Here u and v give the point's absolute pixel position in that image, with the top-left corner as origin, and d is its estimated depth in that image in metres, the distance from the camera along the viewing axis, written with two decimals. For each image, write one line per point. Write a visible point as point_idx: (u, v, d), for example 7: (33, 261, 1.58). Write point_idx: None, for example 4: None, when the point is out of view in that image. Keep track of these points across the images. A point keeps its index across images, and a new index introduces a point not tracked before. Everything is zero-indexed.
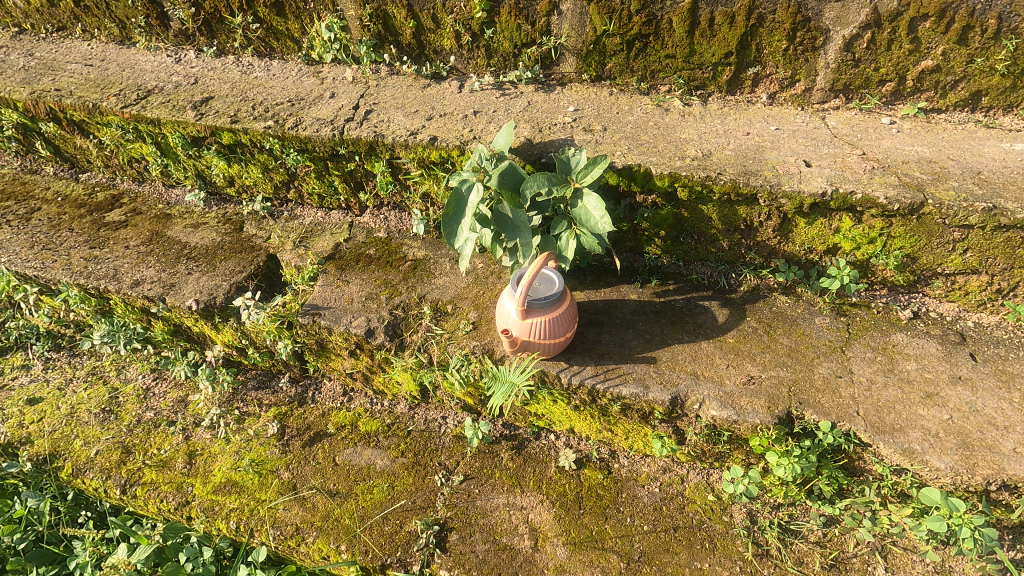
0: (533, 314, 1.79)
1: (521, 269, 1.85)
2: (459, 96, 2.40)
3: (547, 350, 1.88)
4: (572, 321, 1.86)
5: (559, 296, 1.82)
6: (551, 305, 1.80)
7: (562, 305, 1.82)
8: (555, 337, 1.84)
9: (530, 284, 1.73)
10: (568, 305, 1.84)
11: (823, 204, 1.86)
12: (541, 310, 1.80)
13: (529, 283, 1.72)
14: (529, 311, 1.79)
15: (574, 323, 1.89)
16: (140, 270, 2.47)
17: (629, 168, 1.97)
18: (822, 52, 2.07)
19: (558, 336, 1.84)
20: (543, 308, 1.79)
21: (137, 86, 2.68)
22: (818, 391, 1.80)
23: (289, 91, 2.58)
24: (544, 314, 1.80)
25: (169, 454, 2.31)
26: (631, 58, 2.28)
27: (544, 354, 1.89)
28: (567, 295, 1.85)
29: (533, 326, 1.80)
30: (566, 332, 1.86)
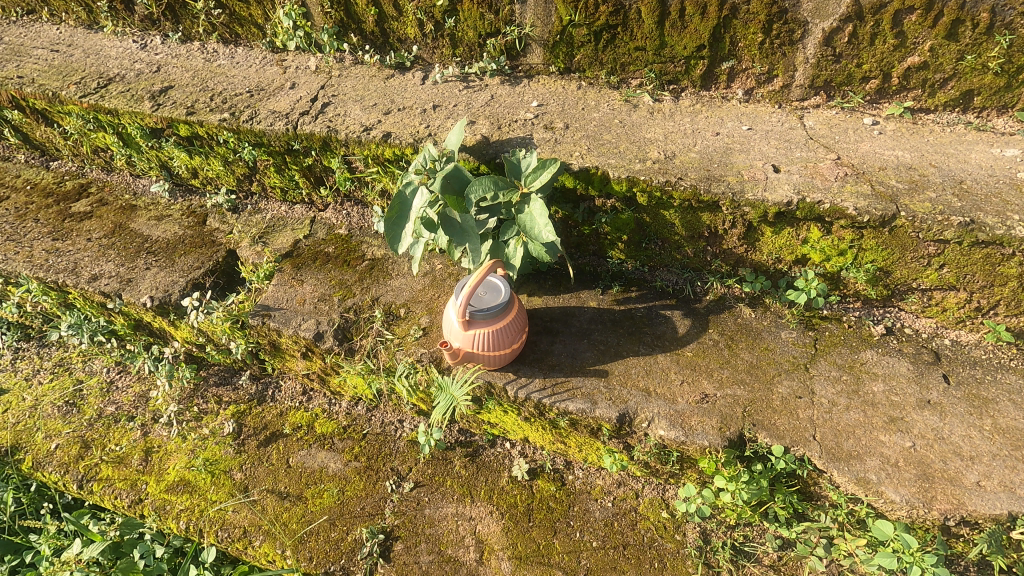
0: (475, 324, 1.72)
1: (466, 277, 1.78)
2: (420, 88, 2.29)
3: (493, 362, 1.81)
4: (519, 333, 1.78)
5: (505, 305, 1.73)
6: (495, 316, 1.72)
7: (507, 316, 1.74)
8: (499, 348, 1.76)
9: (471, 292, 1.65)
10: (515, 316, 1.76)
11: (789, 214, 1.74)
12: (484, 320, 1.72)
13: (469, 291, 1.65)
14: (471, 321, 1.71)
15: (522, 336, 1.80)
16: (100, 264, 2.44)
17: (586, 171, 1.87)
18: (801, 46, 1.93)
19: (503, 348, 1.76)
20: (486, 318, 1.71)
21: (99, 74, 2.63)
22: (774, 413, 1.71)
23: (250, 80, 2.49)
24: (488, 325, 1.72)
25: (126, 450, 2.29)
26: (599, 49, 2.15)
27: (490, 366, 1.81)
28: (514, 306, 1.77)
29: (476, 336, 1.73)
30: (512, 344, 1.78)
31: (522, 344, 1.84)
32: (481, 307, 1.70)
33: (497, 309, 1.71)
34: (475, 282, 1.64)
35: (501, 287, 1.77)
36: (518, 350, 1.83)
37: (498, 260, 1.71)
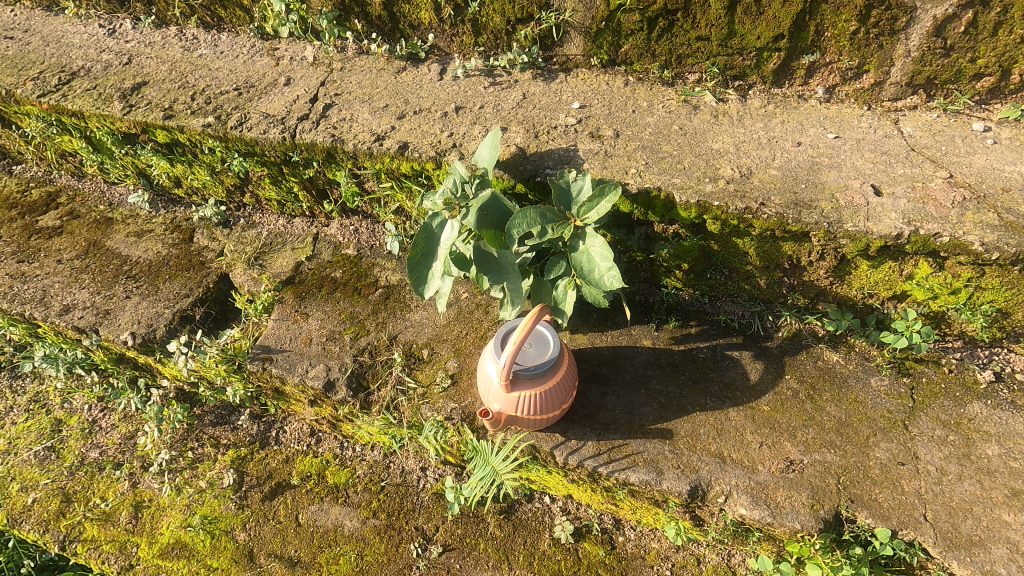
0: (517, 385, 1.44)
1: (505, 327, 1.48)
2: (438, 85, 1.95)
3: (538, 424, 1.53)
4: (569, 391, 1.50)
5: (555, 362, 1.45)
6: (542, 374, 1.44)
7: (556, 372, 1.46)
8: (547, 411, 1.48)
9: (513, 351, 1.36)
10: (564, 372, 1.48)
11: (897, 248, 1.45)
12: (529, 380, 1.43)
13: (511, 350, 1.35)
14: (514, 382, 1.43)
15: (572, 393, 1.53)
16: (72, 292, 2.12)
17: (646, 193, 1.56)
18: (903, 37, 1.59)
19: (551, 410, 1.49)
20: (531, 378, 1.43)
21: (60, 68, 2.26)
22: (873, 485, 1.46)
23: (237, 75, 2.14)
24: (534, 385, 1.44)
25: (113, 506, 2.03)
26: (652, 39, 1.80)
27: (533, 428, 1.55)
28: (562, 359, 1.49)
29: (519, 399, 1.45)
30: (562, 404, 1.50)
31: (572, 401, 1.56)
32: (525, 365, 1.42)
33: (544, 366, 1.43)
34: (518, 339, 1.35)
35: (547, 337, 1.48)
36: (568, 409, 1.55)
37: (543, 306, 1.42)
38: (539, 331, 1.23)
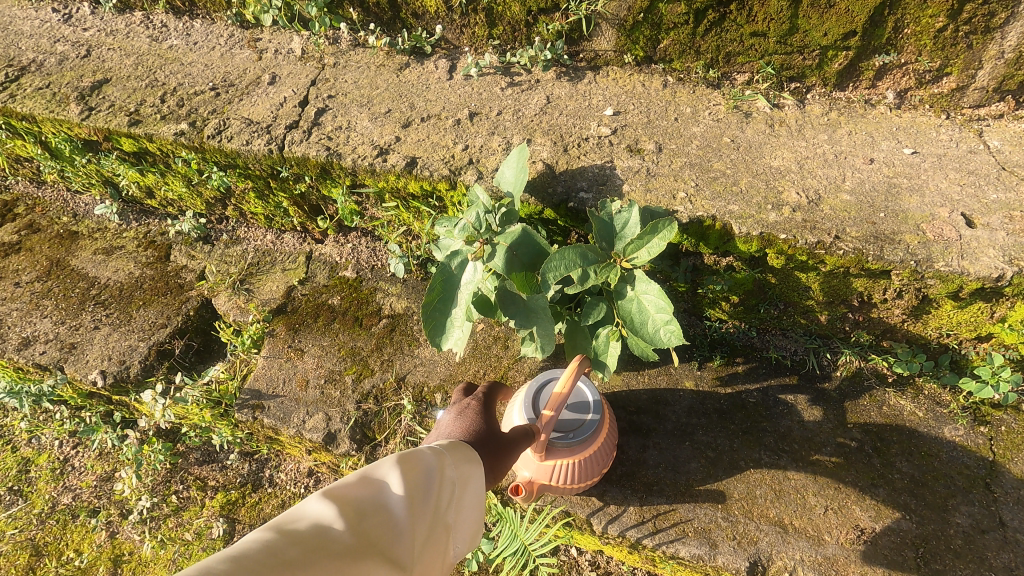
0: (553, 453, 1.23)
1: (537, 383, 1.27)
2: (448, 85, 1.69)
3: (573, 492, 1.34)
4: (608, 454, 1.31)
5: (594, 429, 1.26)
6: (581, 438, 1.24)
7: (597, 435, 1.26)
8: (585, 479, 1.29)
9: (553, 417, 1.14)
10: (605, 433, 1.29)
11: (993, 290, 1.24)
12: (566, 447, 1.22)
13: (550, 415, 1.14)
14: (549, 450, 1.21)
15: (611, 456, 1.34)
16: (32, 321, 1.87)
17: (699, 223, 1.34)
18: (998, 36, 1.36)
19: (589, 477, 1.29)
20: (569, 444, 1.22)
21: (7, 61, 1.96)
22: (956, 558, 1.28)
23: (214, 71, 1.86)
24: (572, 452, 1.24)
25: (89, 561, 1.82)
26: (698, 34, 1.55)
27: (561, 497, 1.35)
28: (602, 418, 1.29)
29: (555, 468, 1.25)
30: (601, 470, 1.31)
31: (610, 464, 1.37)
32: (563, 430, 1.21)
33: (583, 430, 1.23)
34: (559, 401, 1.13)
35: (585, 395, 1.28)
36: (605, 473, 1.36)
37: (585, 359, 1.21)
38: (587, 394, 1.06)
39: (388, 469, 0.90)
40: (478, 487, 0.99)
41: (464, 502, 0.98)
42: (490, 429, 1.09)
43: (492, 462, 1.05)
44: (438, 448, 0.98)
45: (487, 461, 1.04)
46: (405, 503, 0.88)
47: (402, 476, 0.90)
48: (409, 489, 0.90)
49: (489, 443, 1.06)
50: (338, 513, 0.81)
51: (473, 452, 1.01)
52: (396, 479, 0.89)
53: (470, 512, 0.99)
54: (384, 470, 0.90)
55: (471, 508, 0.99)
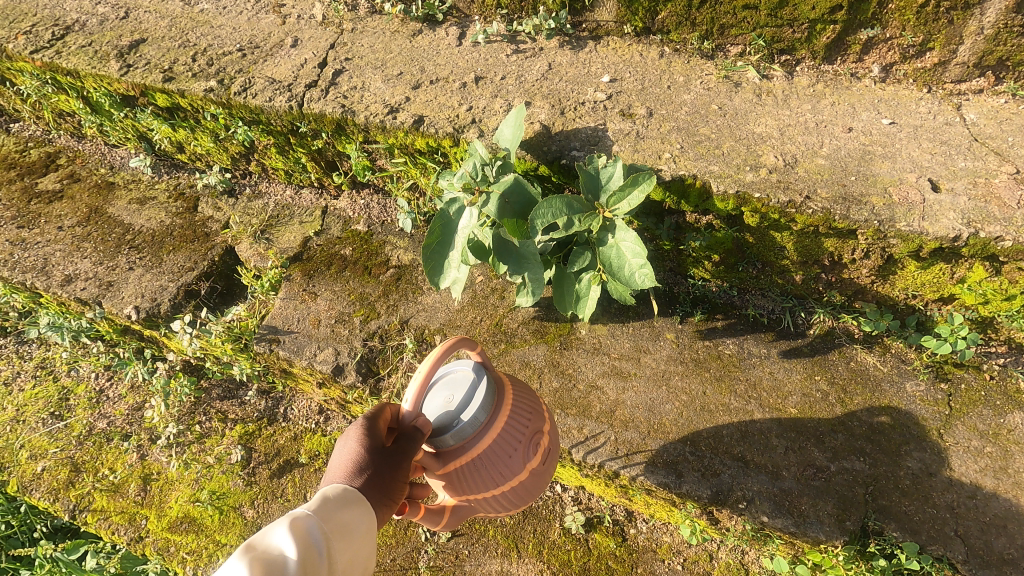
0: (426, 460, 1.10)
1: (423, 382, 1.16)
2: (457, 51, 1.80)
3: (503, 498, 1.22)
4: (521, 440, 1.16)
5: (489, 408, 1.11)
6: (474, 427, 1.10)
7: (496, 417, 1.12)
8: (501, 477, 1.16)
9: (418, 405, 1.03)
10: (508, 417, 1.14)
11: (952, 250, 1.33)
12: (456, 441, 1.08)
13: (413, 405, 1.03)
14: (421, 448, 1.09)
15: (531, 439, 1.18)
16: (74, 261, 2.06)
17: (680, 182, 1.44)
18: (978, 12, 1.43)
19: (506, 472, 1.16)
20: (462, 436, 1.08)
21: (53, 21, 2.13)
22: (903, 496, 1.40)
23: (241, 33, 2.00)
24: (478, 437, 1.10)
25: (121, 477, 2.03)
26: (693, 5, 1.64)
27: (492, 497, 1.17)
28: (502, 398, 1.15)
29: (453, 475, 1.12)
30: (518, 459, 1.17)
31: (536, 451, 1.21)
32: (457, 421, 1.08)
33: (474, 415, 1.08)
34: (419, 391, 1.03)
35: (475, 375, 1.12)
36: (536, 466, 1.21)
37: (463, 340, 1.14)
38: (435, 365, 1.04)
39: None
40: (365, 533, 0.86)
41: (350, 556, 0.86)
42: (375, 452, 0.92)
43: (381, 491, 0.90)
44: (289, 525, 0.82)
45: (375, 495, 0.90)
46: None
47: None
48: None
49: (375, 471, 0.91)
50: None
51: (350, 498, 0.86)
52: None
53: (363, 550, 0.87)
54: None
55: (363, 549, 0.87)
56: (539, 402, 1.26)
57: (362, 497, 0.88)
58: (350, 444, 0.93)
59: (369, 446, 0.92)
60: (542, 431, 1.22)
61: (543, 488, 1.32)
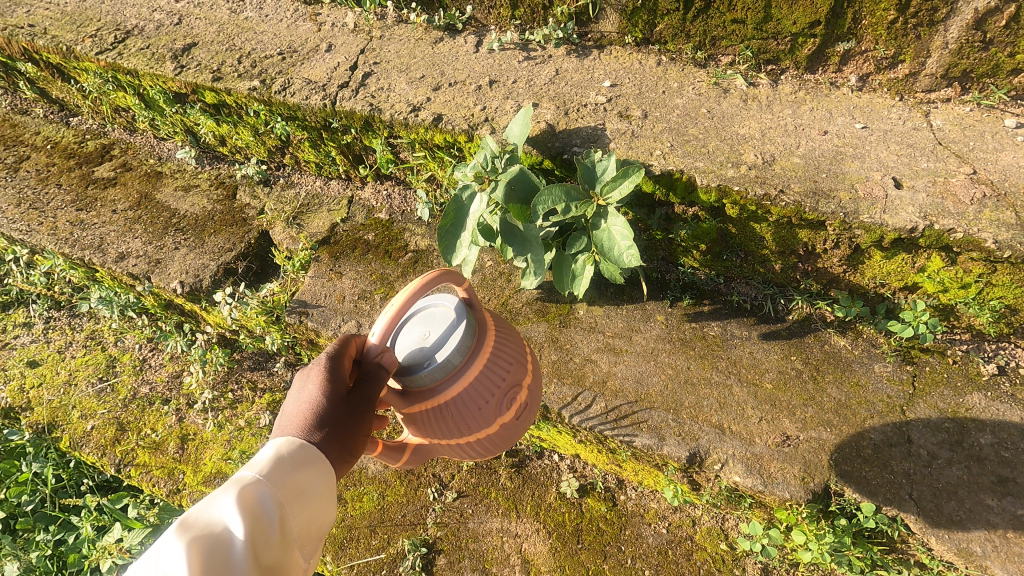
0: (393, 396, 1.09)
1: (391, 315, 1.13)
2: (474, 57, 2.00)
3: (468, 446, 1.23)
4: (495, 392, 1.15)
5: (463, 355, 1.09)
6: (445, 371, 1.08)
7: (470, 364, 1.10)
8: (469, 426, 1.15)
9: (384, 339, 1.00)
10: (485, 365, 1.12)
11: (910, 241, 1.49)
12: (426, 383, 1.07)
13: (380, 339, 1.00)
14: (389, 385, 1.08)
15: (506, 392, 1.18)
16: (126, 240, 2.29)
17: (668, 176, 1.62)
18: (942, 28, 1.59)
19: (475, 422, 1.16)
20: (433, 377, 1.06)
21: (116, 26, 2.39)
22: (864, 463, 1.54)
23: (281, 39, 2.22)
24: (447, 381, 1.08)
25: (162, 436, 2.24)
26: (687, 19, 1.83)
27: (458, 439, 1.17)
28: (481, 344, 1.13)
29: (419, 416, 1.11)
30: (489, 411, 1.16)
31: (510, 404, 1.20)
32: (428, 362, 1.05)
33: (449, 357, 1.06)
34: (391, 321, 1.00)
35: (454, 315, 1.10)
36: (506, 421, 1.22)
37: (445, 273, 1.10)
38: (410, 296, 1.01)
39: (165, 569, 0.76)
40: (325, 487, 0.86)
41: (311, 506, 0.87)
42: (334, 403, 0.89)
43: (340, 450, 0.88)
44: (236, 499, 0.81)
45: (334, 447, 0.88)
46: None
47: (190, 566, 0.76)
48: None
49: (335, 427, 0.88)
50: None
51: (307, 458, 0.85)
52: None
53: (324, 500, 0.88)
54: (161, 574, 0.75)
55: (324, 501, 0.88)
56: (522, 354, 1.24)
57: (320, 458, 0.86)
58: (313, 389, 0.89)
59: (332, 395, 0.89)
60: (520, 385, 1.21)
61: (512, 441, 1.32)
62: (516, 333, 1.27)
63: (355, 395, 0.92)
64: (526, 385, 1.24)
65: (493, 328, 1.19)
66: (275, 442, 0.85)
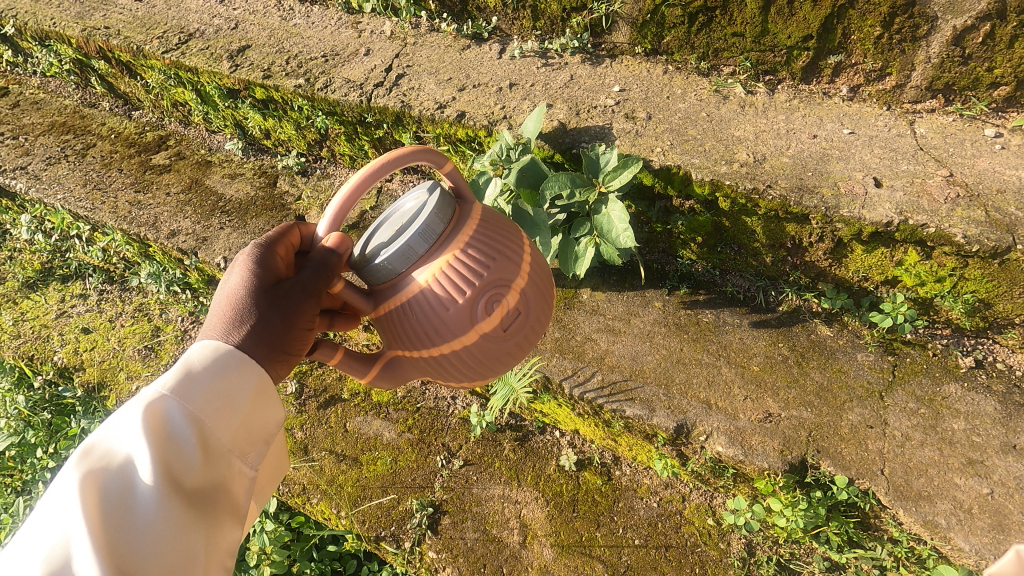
0: (356, 296, 1.16)
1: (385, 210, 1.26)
2: (497, 63, 2.20)
3: (453, 358, 1.23)
4: (467, 292, 1.15)
5: (422, 246, 1.13)
6: (407, 263, 1.14)
7: (432, 259, 1.15)
8: (443, 329, 1.17)
9: (340, 217, 1.11)
10: (452, 261, 1.14)
11: (887, 234, 1.62)
12: (389, 272, 1.14)
13: (335, 218, 1.11)
14: (349, 285, 1.14)
15: (484, 292, 1.16)
16: (177, 220, 2.52)
17: (666, 170, 1.79)
18: (924, 44, 1.74)
19: (449, 325, 1.17)
20: (394, 266, 1.13)
21: (180, 29, 2.68)
22: (841, 441, 1.65)
23: (325, 43, 2.46)
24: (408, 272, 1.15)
25: None
26: (692, 32, 2.01)
27: (433, 347, 1.20)
28: (450, 239, 1.16)
29: (386, 315, 1.19)
30: (464, 312, 1.16)
31: (490, 311, 1.17)
32: (386, 251, 1.13)
33: (408, 242, 1.12)
34: (348, 196, 1.10)
35: (426, 199, 1.17)
36: (489, 328, 1.19)
37: (417, 152, 1.17)
38: (362, 180, 1.10)
39: (66, 509, 0.89)
40: (246, 386, 0.99)
41: (234, 413, 1.00)
42: (254, 301, 1.01)
43: (262, 344, 1.00)
44: (145, 417, 0.93)
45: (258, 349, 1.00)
46: (127, 513, 0.91)
47: (115, 478, 0.92)
48: (118, 498, 0.91)
49: (255, 317, 1.00)
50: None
51: (225, 367, 0.98)
52: (85, 507, 0.89)
53: (247, 404, 1.01)
54: (65, 509, 0.89)
55: (245, 407, 1.01)
56: (515, 256, 1.21)
57: (240, 353, 0.99)
58: (234, 283, 1.02)
59: (251, 287, 1.01)
60: (504, 288, 1.18)
61: (508, 361, 1.29)
62: (511, 237, 1.24)
63: (282, 284, 1.03)
64: (517, 290, 1.20)
65: (480, 222, 1.21)
66: (188, 354, 0.98)
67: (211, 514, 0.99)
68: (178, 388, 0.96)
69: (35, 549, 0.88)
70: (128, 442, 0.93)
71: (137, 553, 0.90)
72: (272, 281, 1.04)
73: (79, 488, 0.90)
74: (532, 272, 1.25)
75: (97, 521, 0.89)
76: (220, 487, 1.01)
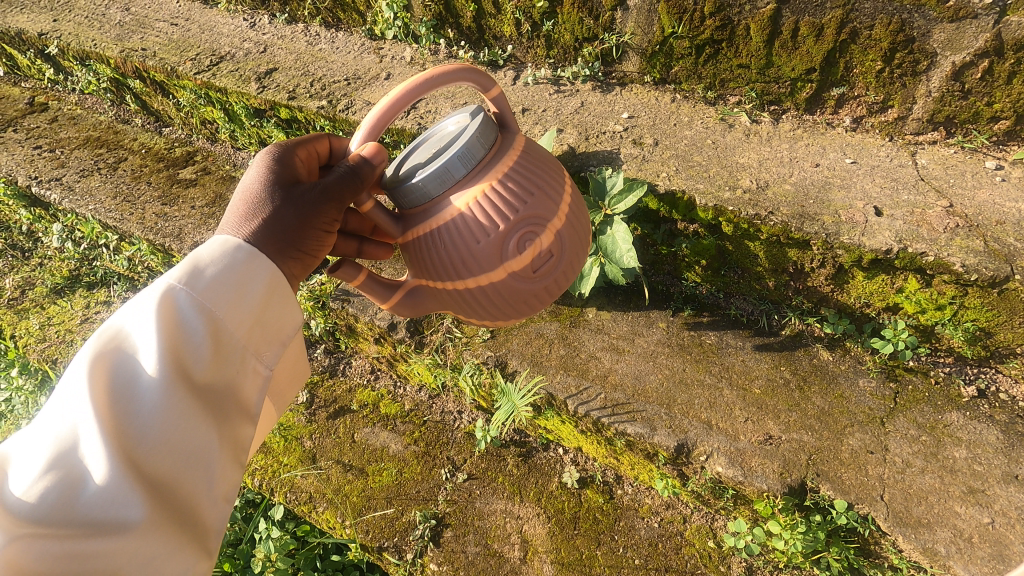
0: (384, 218, 1.26)
1: (424, 135, 1.35)
2: (511, 89, 2.30)
3: (479, 294, 1.33)
4: (501, 228, 1.23)
5: (460, 171, 1.21)
6: (442, 185, 1.22)
7: (468, 184, 1.23)
8: (473, 262, 1.26)
9: (377, 129, 1.20)
10: (490, 192, 1.22)
11: (887, 261, 1.66)
12: (423, 195, 1.23)
13: (371, 128, 1.20)
14: (378, 205, 1.25)
15: (518, 230, 1.25)
16: (201, 231, 2.62)
17: (672, 195, 1.85)
18: (924, 78, 1.79)
19: (480, 259, 1.26)
20: (429, 188, 1.22)
21: (212, 52, 2.83)
22: (841, 465, 1.67)
23: (348, 67, 2.58)
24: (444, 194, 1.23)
25: None
26: (699, 63, 2.08)
27: (459, 280, 1.30)
28: (489, 169, 1.24)
29: (411, 245, 1.30)
30: (496, 247, 1.25)
31: (522, 249, 1.26)
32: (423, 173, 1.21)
33: (446, 164, 1.20)
34: (386, 111, 1.18)
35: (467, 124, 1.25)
36: (518, 267, 1.28)
37: (463, 75, 1.24)
38: (402, 96, 1.18)
39: (78, 393, 0.97)
40: (259, 274, 1.12)
41: (244, 307, 1.11)
42: (268, 197, 1.18)
43: (273, 238, 1.15)
44: (159, 304, 1.03)
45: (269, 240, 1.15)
46: (136, 396, 0.99)
47: (127, 359, 1.01)
48: (127, 379, 1.00)
49: (270, 210, 1.17)
50: (37, 487, 0.93)
51: (238, 258, 1.11)
52: (95, 388, 0.97)
53: (255, 301, 1.12)
54: (75, 391, 0.97)
55: (252, 305, 1.11)
56: (552, 196, 1.29)
57: (248, 246, 1.13)
58: (254, 182, 1.21)
59: (267, 183, 1.20)
60: (539, 228, 1.26)
61: (530, 302, 1.39)
62: (551, 177, 1.31)
63: (298, 186, 1.21)
64: (551, 231, 1.29)
65: (520, 155, 1.28)
66: (198, 252, 1.10)
67: (218, 407, 1.09)
68: (188, 280, 1.06)
69: (41, 434, 0.97)
70: (139, 330, 1.02)
71: (144, 432, 0.98)
72: (288, 182, 1.22)
73: (89, 373, 0.98)
74: (568, 215, 1.33)
75: (105, 405, 0.97)
76: (228, 383, 1.10)
